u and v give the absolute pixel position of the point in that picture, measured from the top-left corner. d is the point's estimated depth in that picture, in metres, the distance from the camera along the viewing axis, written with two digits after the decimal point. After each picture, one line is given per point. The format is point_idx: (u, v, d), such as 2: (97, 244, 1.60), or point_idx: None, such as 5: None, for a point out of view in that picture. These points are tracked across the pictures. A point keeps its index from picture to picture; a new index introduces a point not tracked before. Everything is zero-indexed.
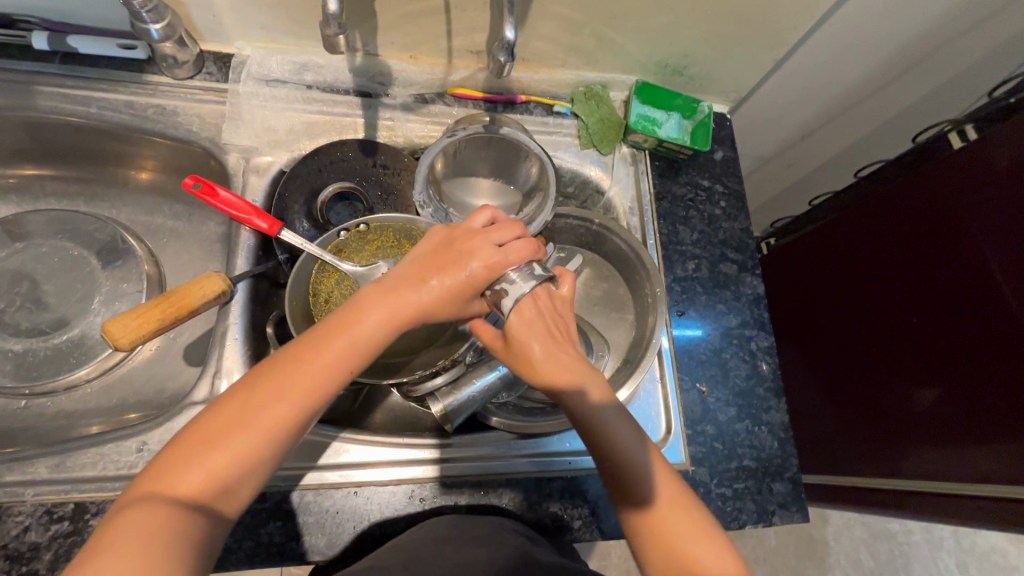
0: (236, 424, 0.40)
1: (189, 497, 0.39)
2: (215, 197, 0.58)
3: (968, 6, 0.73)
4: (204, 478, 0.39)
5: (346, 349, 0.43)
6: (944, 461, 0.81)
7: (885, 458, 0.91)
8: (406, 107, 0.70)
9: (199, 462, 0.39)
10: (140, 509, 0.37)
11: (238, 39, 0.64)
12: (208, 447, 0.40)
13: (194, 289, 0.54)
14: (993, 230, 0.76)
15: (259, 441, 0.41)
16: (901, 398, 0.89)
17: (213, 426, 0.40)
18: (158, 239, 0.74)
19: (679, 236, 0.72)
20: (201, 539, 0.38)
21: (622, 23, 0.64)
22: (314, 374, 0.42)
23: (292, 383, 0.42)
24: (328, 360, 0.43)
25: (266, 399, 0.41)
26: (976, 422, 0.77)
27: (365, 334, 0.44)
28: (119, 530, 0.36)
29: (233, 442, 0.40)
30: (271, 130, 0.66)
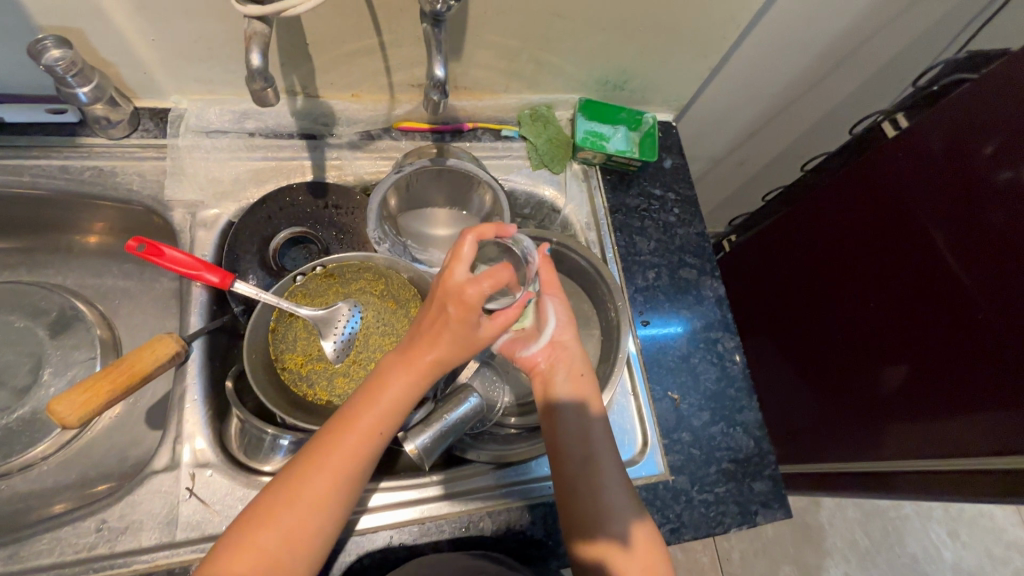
0: (320, 471, 0.44)
1: (277, 550, 0.42)
2: (162, 257, 0.57)
3: (883, 2, 0.77)
4: (304, 510, 0.43)
5: (384, 430, 0.47)
6: (918, 438, 0.83)
7: (862, 440, 0.92)
8: (353, 144, 0.69)
9: (261, 546, 0.42)
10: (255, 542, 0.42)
11: (173, 92, 0.63)
12: (268, 532, 0.42)
13: (144, 354, 0.52)
14: (937, 211, 0.78)
15: (311, 526, 0.44)
16: (869, 380, 0.91)
17: (305, 465, 0.45)
18: (109, 302, 0.72)
19: (637, 247, 0.73)
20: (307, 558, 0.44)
21: (559, 45, 0.65)
22: (358, 458, 0.46)
23: (341, 468, 0.45)
24: (389, 420, 0.47)
25: (318, 482, 0.44)
26: (944, 395, 0.79)
27: (397, 404, 0.47)
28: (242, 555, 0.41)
29: (288, 528, 0.43)
30: (215, 182, 0.64)
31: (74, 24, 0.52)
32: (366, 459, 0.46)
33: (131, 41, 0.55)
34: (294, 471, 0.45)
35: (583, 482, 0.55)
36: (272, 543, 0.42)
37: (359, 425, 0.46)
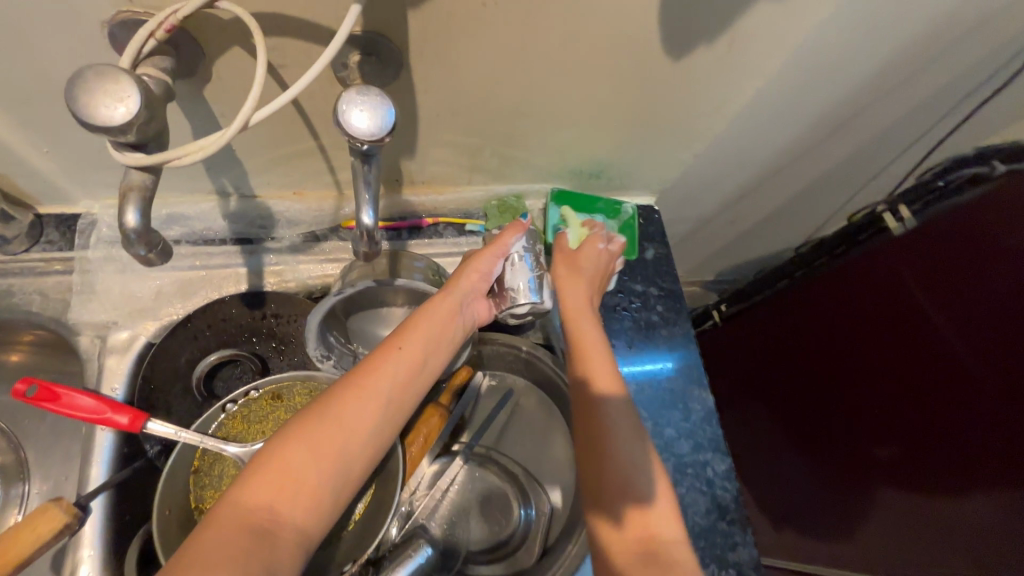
0: (359, 395, 0.43)
1: (306, 466, 0.39)
2: (59, 402, 0.48)
3: (879, 81, 0.71)
4: (339, 430, 0.41)
5: (420, 355, 0.47)
6: (917, 515, 0.83)
7: (875, 522, 0.91)
8: (295, 248, 0.61)
9: (292, 468, 0.39)
10: (284, 460, 0.39)
11: (83, 198, 0.55)
12: (300, 449, 0.39)
13: (22, 535, 0.43)
14: (943, 299, 0.73)
15: (342, 448, 0.41)
16: (878, 465, 0.87)
17: (338, 392, 0.43)
18: (17, 422, 0.64)
19: (615, 352, 0.66)
20: (329, 488, 0.40)
21: (524, 140, 0.58)
22: (397, 376, 0.45)
23: (378, 386, 0.44)
24: (428, 356, 0.48)
25: (361, 403, 0.43)
26: (962, 494, 0.76)
27: (431, 347, 0.48)
28: (267, 473, 0.38)
29: (320, 446, 0.40)
30: (132, 299, 0.56)
31: None
32: (405, 381, 0.46)
33: (21, 152, 0.47)
34: (329, 397, 0.43)
35: (610, 460, 0.46)
36: (300, 464, 0.39)
37: (393, 346, 0.46)
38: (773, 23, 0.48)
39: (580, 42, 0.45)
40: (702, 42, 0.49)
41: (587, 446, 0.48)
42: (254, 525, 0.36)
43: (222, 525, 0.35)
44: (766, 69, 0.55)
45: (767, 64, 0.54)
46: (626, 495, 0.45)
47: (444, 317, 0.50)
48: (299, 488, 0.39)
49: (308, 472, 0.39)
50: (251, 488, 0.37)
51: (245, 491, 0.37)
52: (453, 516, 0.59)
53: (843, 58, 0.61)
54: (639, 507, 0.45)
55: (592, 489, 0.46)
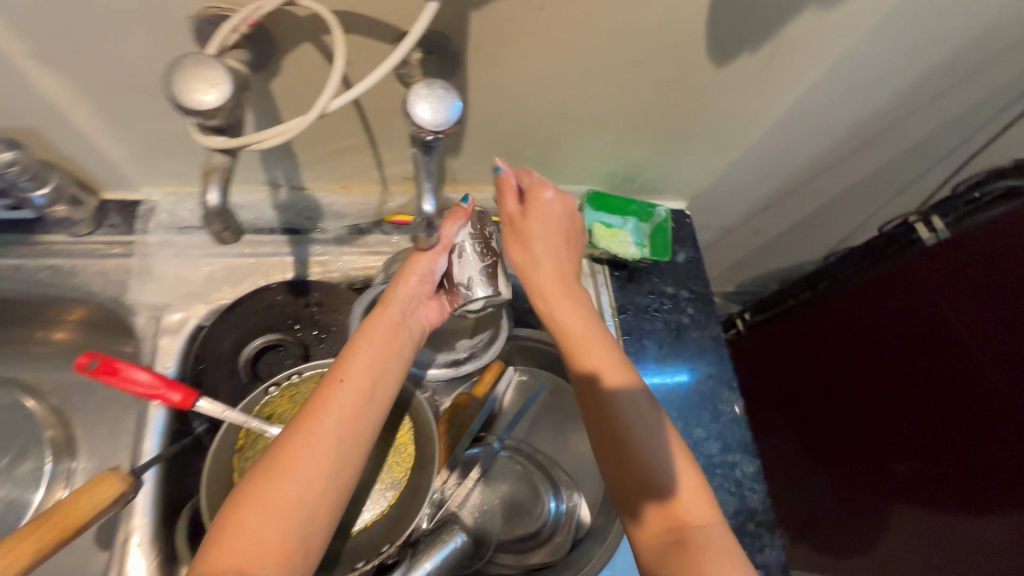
0: (302, 445, 0.44)
1: (267, 525, 0.40)
2: (117, 375, 0.51)
3: (915, 94, 0.72)
4: (291, 479, 0.42)
5: (364, 386, 0.48)
6: (934, 536, 0.82)
7: (883, 529, 0.91)
8: (339, 240, 0.64)
9: (252, 529, 0.40)
10: (241, 524, 0.40)
11: (145, 185, 0.57)
12: (257, 508, 0.40)
13: (83, 499, 0.45)
14: (978, 326, 0.71)
15: (301, 493, 0.42)
16: (890, 473, 0.87)
17: (280, 446, 0.44)
18: (68, 398, 0.66)
19: (647, 352, 0.67)
20: (299, 534, 0.41)
21: (566, 142, 0.60)
22: (343, 413, 0.46)
23: (323, 428, 0.44)
24: (367, 384, 0.48)
25: (307, 450, 0.43)
26: (972, 506, 0.76)
27: (368, 375, 0.48)
28: (228, 541, 0.39)
29: (276, 501, 0.41)
30: (184, 283, 0.59)
31: (28, 125, 0.47)
32: (351, 415, 0.46)
33: (95, 139, 0.50)
34: (274, 456, 0.43)
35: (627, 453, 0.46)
36: (260, 523, 0.40)
37: (335, 384, 0.47)
38: (817, 32, 0.49)
39: (629, 48, 0.47)
40: (746, 50, 0.50)
41: (603, 439, 0.47)
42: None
43: None
44: (805, 78, 0.56)
45: (807, 73, 0.56)
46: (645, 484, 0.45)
47: (379, 346, 0.50)
48: (264, 546, 0.39)
49: (272, 530, 0.40)
50: (214, 558, 0.38)
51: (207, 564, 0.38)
52: (484, 505, 0.60)
53: (880, 70, 0.62)
54: (661, 494, 0.44)
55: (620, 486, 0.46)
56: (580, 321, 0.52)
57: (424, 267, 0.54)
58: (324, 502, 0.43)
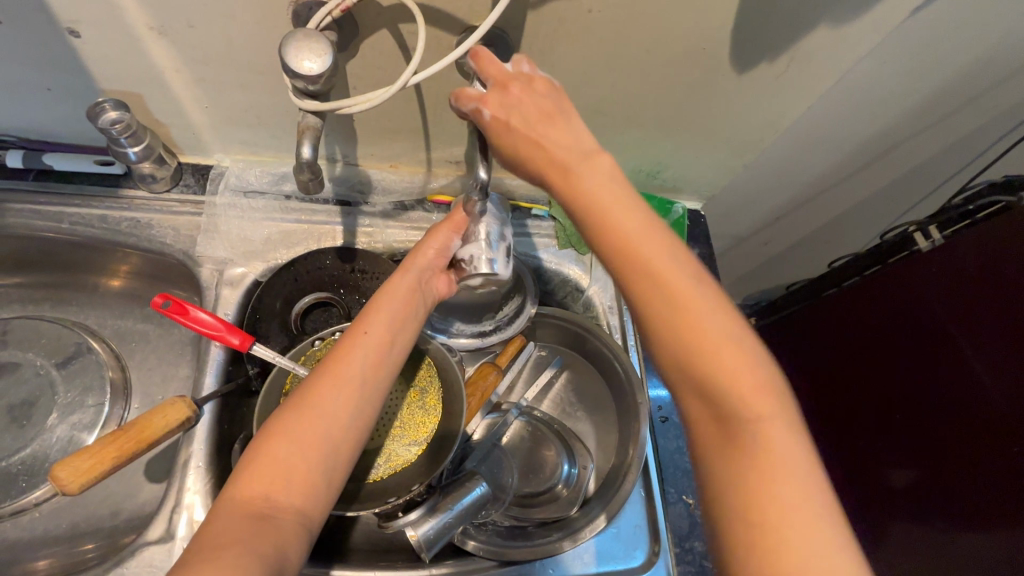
0: (326, 387, 0.46)
1: (293, 458, 0.43)
2: (187, 317, 0.56)
3: (918, 115, 0.78)
4: (315, 418, 0.44)
5: (386, 337, 0.50)
6: (926, 548, 0.82)
7: (870, 535, 0.93)
8: (386, 214, 0.70)
9: (279, 462, 0.43)
10: (270, 455, 0.43)
11: (218, 152, 0.65)
12: (285, 442, 0.43)
13: (155, 419, 0.51)
14: (969, 325, 0.75)
15: (325, 432, 0.44)
16: (879, 476, 0.90)
17: (307, 388, 0.46)
18: (126, 344, 0.72)
19: None
20: (324, 469, 0.44)
21: (597, 136, 0.66)
22: (366, 359, 0.48)
23: (346, 373, 0.47)
24: (387, 337, 0.50)
25: (331, 393, 0.46)
26: (951, 507, 0.78)
27: (389, 327, 0.51)
28: (257, 470, 0.42)
29: (302, 437, 0.44)
30: (246, 241, 0.65)
31: (132, 88, 0.54)
32: (374, 364, 0.48)
33: (184, 106, 0.57)
34: (301, 396, 0.46)
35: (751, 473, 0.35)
36: (287, 454, 0.43)
37: (359, 333, 0.49)
38: (828, 47, 0.56)
39: (661, 51, 0.54)
40: (764, 60, 0.57)
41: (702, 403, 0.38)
42: (254, 514, 0.40)
43: (218, 524, 0.39)
44: (816, 90, 0.63)
45: (818, 85, 0.62)
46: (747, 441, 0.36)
47: (400, 300, 0.53)
48: (290, 476, 0.42)
49: (297, 463, 0.43)
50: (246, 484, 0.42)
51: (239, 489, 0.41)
52: (501, 462, 0.66)
53: (886, 89, 0.68)
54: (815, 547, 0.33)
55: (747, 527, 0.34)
56: (674, 267, 0.39)
57: (451, 228, 0.57)
58: (346, 443, 0.45)
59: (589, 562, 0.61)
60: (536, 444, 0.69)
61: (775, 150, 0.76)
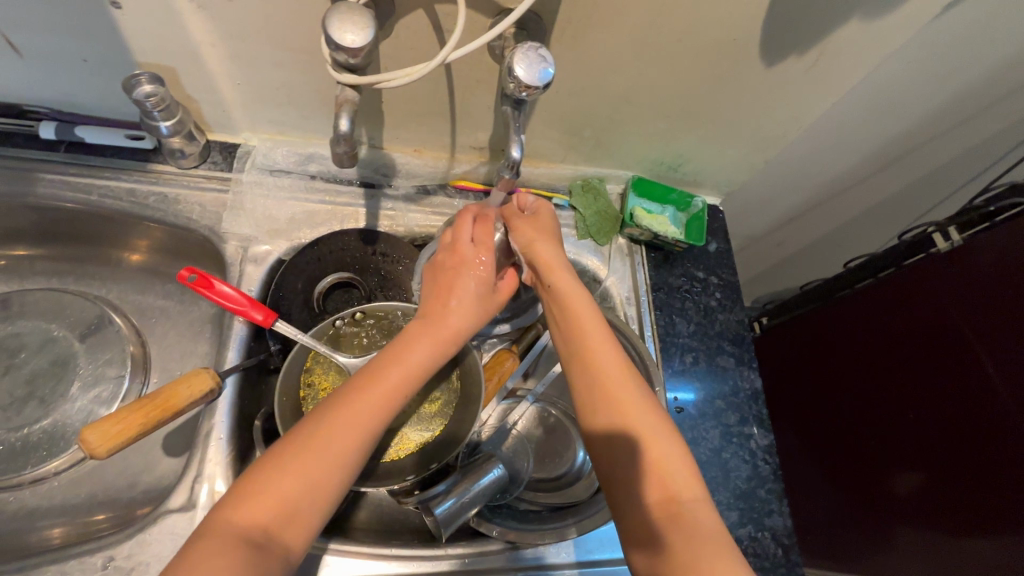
0: (343, 431, 0.44)
1: (296, 497, 0.41)
2: (212, 290, 0.56)
3: (940, 117, 0.78)
4: (328, 462, 0.43)
5: (407, 375, 0.48)
6: (932, 555, 0.82)
7: (873, 539, 0.92)
8: (408, 198, 0.71)
9: (279, 496, 0.41)
10: (278, 491, 0.41)
11: (246, 130, 0.65)
12: (286, 476, 0.41)
13: (180, 389, 0.51)
14: (986, 330, 0.75)
15: (329, 469, 0.43)
16: (883, 480, 0.90)
17: (324, 426, 0.44)
18: (146, 319, 0.73)
19: (676, 328, 0.73)
20: (323, 507, 0.43)
21: (621, 126, 0.67)
22: (384, 409, 0.46)
23: (361, 407, 0.45)
24: (407, 382, 0.48)
25: (347, 438, 0.44)
26: (957, 511, 0.78)
27: (414, 374, 0.48)
28: (260, 503, 0.40)
29: (305, 471, 0.42)
30: (271, 220, 0.66)
31: (167, 62, 0.54)
32: (388, 400, 0.46)
33: (217, 82, 0.57)
34: (317, 432, 0.43)
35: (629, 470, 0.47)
36: (287, 487, 0.41)
37: (380, 372, 0.47)
38: (857, 42, 0.56)
39: (693, 41, 0.54)
40: (795, 53, 0.57)
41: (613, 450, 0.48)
42: (249, 543, 0.39)
43: (212, 553, 0.38)
44: (843, 86, 0.63)
45: (846, 81, 0.62)
46: (653, 476, 0.46)
47: (425, 328, 0.50)
48: (291, 513, 0.41)
49: (299, 505, 0.41)
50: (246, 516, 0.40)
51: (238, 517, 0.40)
52: (515, 449, 0.68)
53: (912, 88, 0.68)
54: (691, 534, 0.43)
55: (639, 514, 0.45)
56: (590, 320, 0.52)
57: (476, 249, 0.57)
58: (347, 484, 0.44)
59: (606, 546, 0.62)
60: (549, 430, 0.71)
61: (797, 147, 0.77)
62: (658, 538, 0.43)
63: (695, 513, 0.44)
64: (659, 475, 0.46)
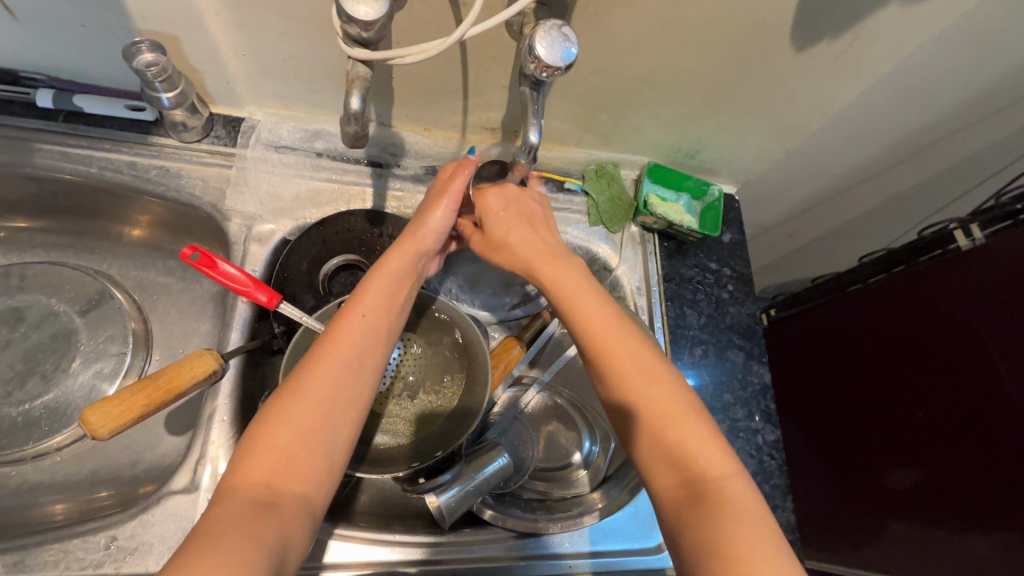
0: (320, 373, 0.43)
1: (295, 445, 0.40)
2: (215, 270, 0.54)
3: (969, 108, 0.75)
4: (314, 404, 0.42)
5: (382, 321, 0.49)
6: (924, 552, 0.82)
7: (863, 532, 0.93)
8: (417, 178, 0.69)
9: (279, 449, 0.40)
10: (270, 444, 0.40)
11: (251, 104, 0.63)
12: (283, 429, 0.40)
13: (184, 369, 0.50)
14: (1002, 333, 0.73)
15: (324, 418, 0.42)
16: (880, 474, 0.90)
17: (298, 374, 0.43)
18: (148, 296, 0.71)
19: (686, 320, 0.71)
20: (328, 449, 0.42)
21: (639, 110, 0.64)
22: (364, 338, 0.46)
23: (341, 359, 0.44)
24: (371, 324, 0.48)
25: (329, 377, 0.43)
26: (952, 505, 0.78)
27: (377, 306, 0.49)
28: (257, 459, 0.39)
29: (302, 420, 0.41)
30: (276, 198, 0.64)
31: (169, 30, 0.52)
32: (366, 348, 0.46)
33: (220, 52, 0.55)
34: (298, 378, 0.43)
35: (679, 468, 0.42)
36: (286, 441, 0.40)
37: (355, 317, 0.47)
38: (895, 25, 0.53)
39: (722, 22, 0.51)
40: (826, 37, 0.54)
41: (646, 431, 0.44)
42: (257, 501, 0.38)
43: (214, 520, 0.36)
44: (873, 73, 0.60)
45: (878, 67, 0.59)
46: (675, 454, 0.42)
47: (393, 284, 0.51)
48: (295, 461, 0.40)
49: (299, 450, 0.40)
50: (247, 472, 0.39)
51: (237, 480, 0.39)
52: (521, 437, 0.68)
53: (943, 78, 0.65)
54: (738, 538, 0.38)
55: (685, 515, 0.40)
56: (606, 319, 0.49)
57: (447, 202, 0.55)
58: (348, 426, 0.43)
59: (609, 538, 0.61)
60: (555, 419, 0.70)
61: (819, 138, 0.74)
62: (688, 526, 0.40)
63: (720, 487, 0.41)
64: (681, 453, 0.42)
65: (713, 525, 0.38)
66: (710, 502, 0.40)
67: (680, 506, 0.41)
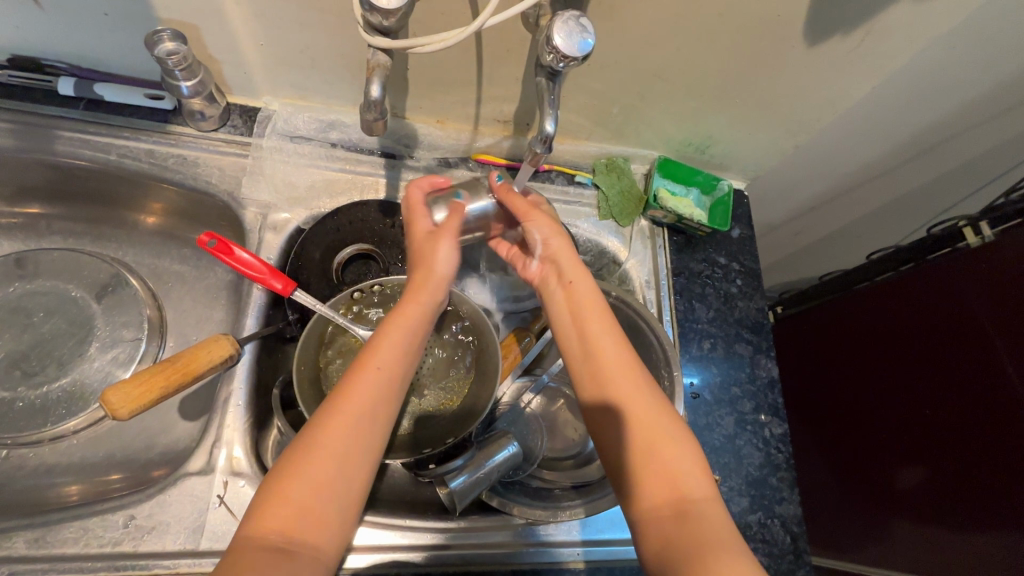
0: (333, 430, 0.43)
1: (308, 501, 0.41)
2: (231, 256, 0.55)
3: (981, 106, 0.75)
4: (326, 462, 0.42)
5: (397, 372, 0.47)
6: (928, 552, 0.82)
7: (869, 532, 0.93)
8: (430, 169, 0.70)
9: (293, 503, 0.40)
10: (284, 499, 0.40)
11: (267, 94, 0.64)
12: (297, 482, 0.41)
13: (201, 354, 0.51)
14: (1009, 332, 0.73)
15: (337, 477, 0.42)
16: (887, 473, 0.90)
17: (312, 431, 0.43)
18: (162, 283, 0.72)
19: (695, 313, 0.72)
20: (340, 503, 0.42)
21: (651, 104, 0.65)
22: (378, 393, 0.45)
23: (353, 417, 0.44)
24: (385, 378, 0.46)
25: (340, 436, 0.43)
26: (957, 508, 0.78)
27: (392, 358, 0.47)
28: (272, 511, 0.40)
29: (316, 477, 0.41)
30: (290, 187, 0.65)
31: (189, 19, 0.53)
32: (381, 405, 0.45)
33: (239, 42, 0.56)
34: (311, 435, 0.43)
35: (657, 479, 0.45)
36: (299, 495, 0.41)
37: (371, 369, 0.46)
38: (908, 21, 0.53)
39: (736, 16, 0.52)
40: (839, 32, 0.55)
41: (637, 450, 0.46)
42: (273, 549, 0.39)
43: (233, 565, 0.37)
44: (886, 69, 0.61)
45: (891, 63, 0.60)
46: (663, 472, 0.45)
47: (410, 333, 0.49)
48: (309, 515, 0.40)
49: (310, 507, 0.41)
50: (263, 521, 0.40)
51: (252, 528, 0.39)
52: (530, 427, 0.68)
53: (955, 75, 0.66)
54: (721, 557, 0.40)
55: (662, 530, 0.42)
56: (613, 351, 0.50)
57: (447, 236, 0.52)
58: (360, 477, 0.43)
59: (617, 526, 0.62)
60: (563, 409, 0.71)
61: (830, 134, 0.74)
62: (671, 540, 0.42)
63: (702, 507, 0.43)
64: (671, 472, 0.45)
65: (695, 542, 0.41)
66: (691, 520, 0.42)
67: (663, 521, 0.43)
